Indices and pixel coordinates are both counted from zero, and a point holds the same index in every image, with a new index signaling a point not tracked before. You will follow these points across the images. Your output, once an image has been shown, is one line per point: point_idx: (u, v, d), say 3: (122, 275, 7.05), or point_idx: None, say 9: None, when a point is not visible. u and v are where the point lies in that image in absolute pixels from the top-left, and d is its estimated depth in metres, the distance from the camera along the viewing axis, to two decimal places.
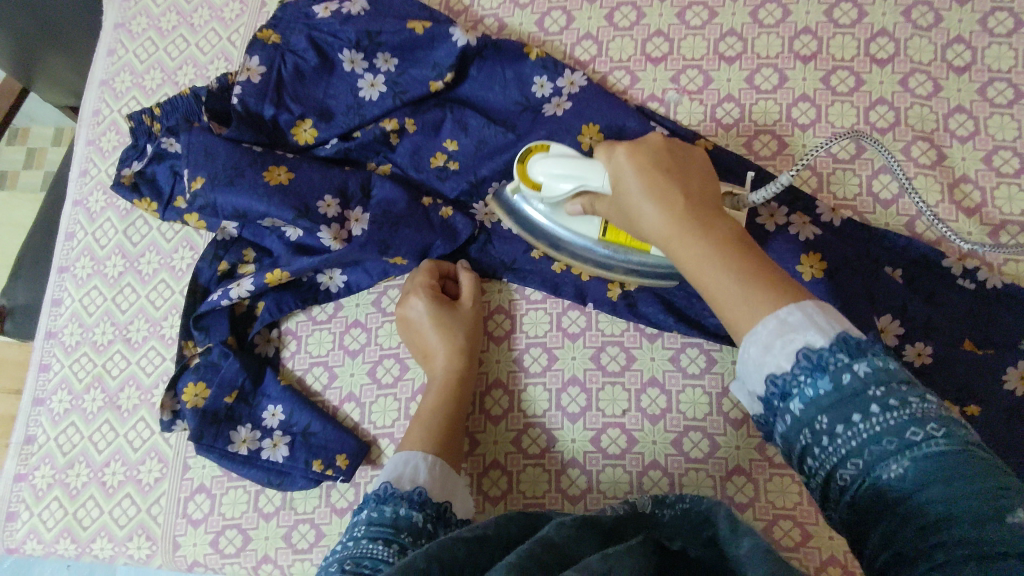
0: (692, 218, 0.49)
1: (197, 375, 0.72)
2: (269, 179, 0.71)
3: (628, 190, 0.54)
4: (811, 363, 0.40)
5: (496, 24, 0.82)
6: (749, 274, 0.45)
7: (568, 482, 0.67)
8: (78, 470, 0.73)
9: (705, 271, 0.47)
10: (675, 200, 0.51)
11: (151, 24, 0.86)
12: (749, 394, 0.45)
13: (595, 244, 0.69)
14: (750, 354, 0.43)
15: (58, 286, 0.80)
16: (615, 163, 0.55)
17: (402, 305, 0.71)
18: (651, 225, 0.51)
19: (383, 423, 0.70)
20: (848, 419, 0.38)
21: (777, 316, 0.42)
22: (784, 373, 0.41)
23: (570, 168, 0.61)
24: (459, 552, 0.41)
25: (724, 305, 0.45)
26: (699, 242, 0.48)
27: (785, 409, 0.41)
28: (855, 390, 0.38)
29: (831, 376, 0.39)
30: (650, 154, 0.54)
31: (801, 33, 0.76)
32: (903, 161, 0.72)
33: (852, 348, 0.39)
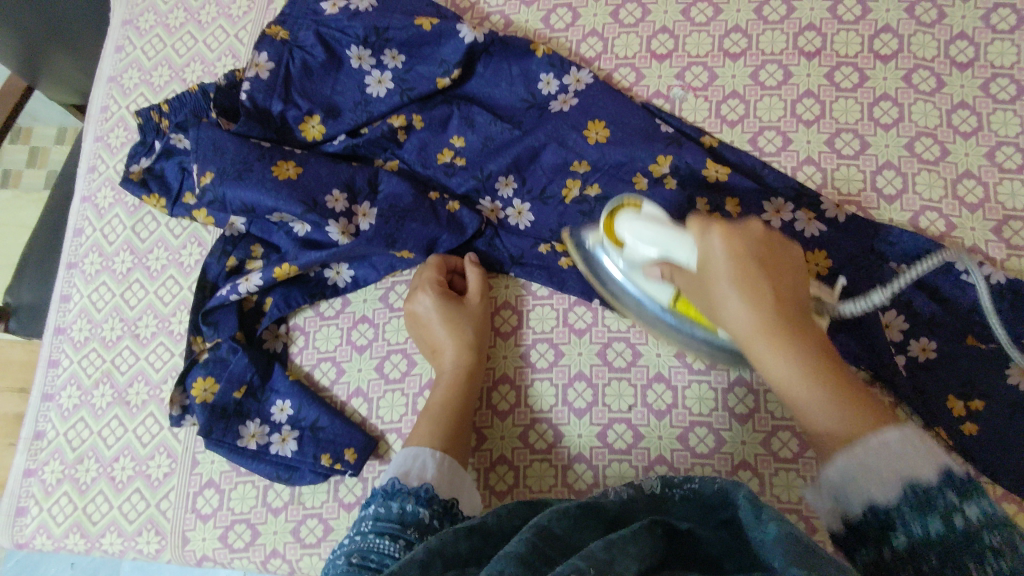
0: (784, 326, 0.46)
1: (205, 370, 0.72)
2: (277, 173, 0.71)
3: (717, 277, 0.50)
4: (917, 500, 0.37)
5: (502, 21, 0.82)
6: (845, 396, 0.44)
7: (574, 477, 0.68)
8: (87, 465, 0.73)
9: (798, 388, 0.45)
10: (766, 298, 0.47)
11: (158, 21, 0.87)
12: (830, 511, 0.43)
13: (664, 311, 0.65)
14: (842, 477, 0.41)
15: (66, 283, 0.80)
16: (706, 244, 0.51)
17: (411, 301, 0.71)
18: (735, 321, 0.48)
19: (390, 418, 0.71)
20: (957, 563, 0.35)
21: (880, 440, 0.40)
22: (882, 504, 0.39)
23: (658, 233, 0.59)
24: (463, 547, 0.42)
25: (819, 427, 0.44)
26: (792, 355, 0.45)
27: (883, 541, 0.39)
28: (968, 533, 0.35)
29: (940, 516, 0.36)
30: (746, 242, 0.50)
31: (805, 29, 0.77)
32: (907, 157, 0.72)
33: (961, 488, 0.37)
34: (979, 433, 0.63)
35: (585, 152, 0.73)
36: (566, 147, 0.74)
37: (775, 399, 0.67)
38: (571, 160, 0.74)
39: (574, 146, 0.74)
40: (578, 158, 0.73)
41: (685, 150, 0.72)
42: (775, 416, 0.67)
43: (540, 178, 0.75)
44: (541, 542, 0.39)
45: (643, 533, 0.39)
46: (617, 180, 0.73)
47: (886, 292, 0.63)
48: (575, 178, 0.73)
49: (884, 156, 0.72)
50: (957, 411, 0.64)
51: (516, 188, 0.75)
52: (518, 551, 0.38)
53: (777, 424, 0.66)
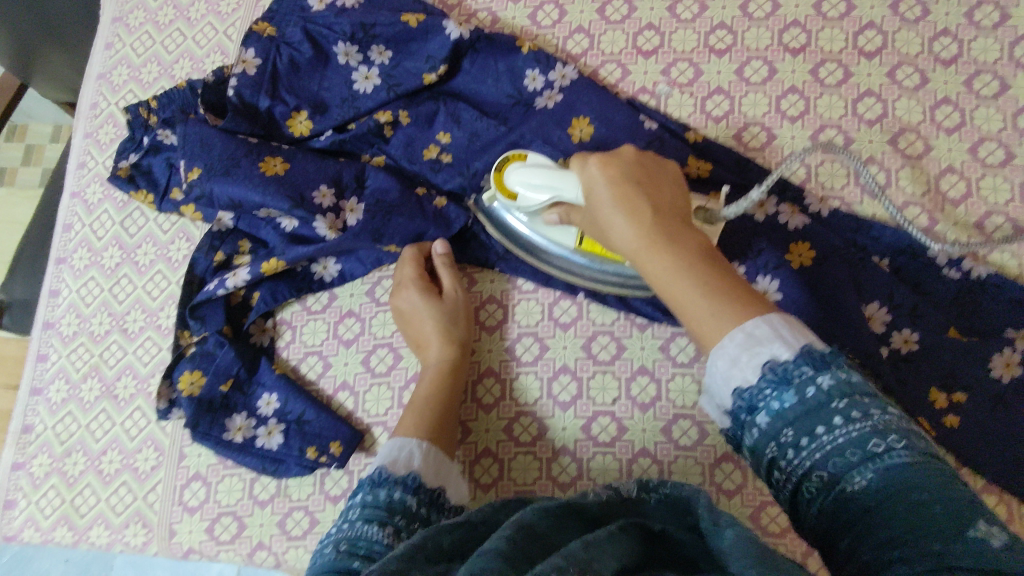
0: (660, 234, 0.48)
1: (192, 363, 0.73)
2: (264, 169, 0.72)
3: (600, 203, 0.53)
4: (776, 376, 0.40)
5: (489, 18, 0.83)
6: (714, 287, 0.45)
7: (559, 470, 0.68)
8: (75, 458, 0.74)
9: (671, 284, 0.46)
10: (644, 213, 0.50)
11: (147, 18, 0.87)
12: (716, 408, 0.45)
13: (572, 254, 0.70)
14: (716, 367, 0.43)
15: (55, 278, 0.80)
16: (588, 175, 0.54)
17: (396, 296, 0.72)
18: (620, 236, 0.50)
19: (377, 411, 0.71)
20: (810, 430, 0.38)
21: (743, 326, 0.42)
22: (748, 386, 0.41)
23: (545, 178, 0.61)
24: (446, 540, 0.43)
25: (693, 322, 0.45)
26: (666, 258, 0.47)
27: (751, 422, 0.41)
28: (817, 402, 0.38)
29: (795, 388, 0.39)
30: (623, 169, 0.54)
31: (790, 26, 0.77)
32: (890, 153, 0.73)
33: (817, 361, 0.39)
34: (961, 424, 0.64)
35: (571, 147, 0.74)
36: (551, 143, 0.74)
37: None
38: (557, 155, 0.74)
39: (559, 143, 0.74)
40: (563, 154, 0.74)
41: (669, 146, 0.72)
42: None
43: None
44: (517, 537, 0.40)
45: (616, 535, 0.40)
46: None
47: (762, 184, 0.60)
48: None
49: (867, 152, 0.73)
50: (939, 403, 0.64)
51: None
52: (498, 546, 0.39)
53: None
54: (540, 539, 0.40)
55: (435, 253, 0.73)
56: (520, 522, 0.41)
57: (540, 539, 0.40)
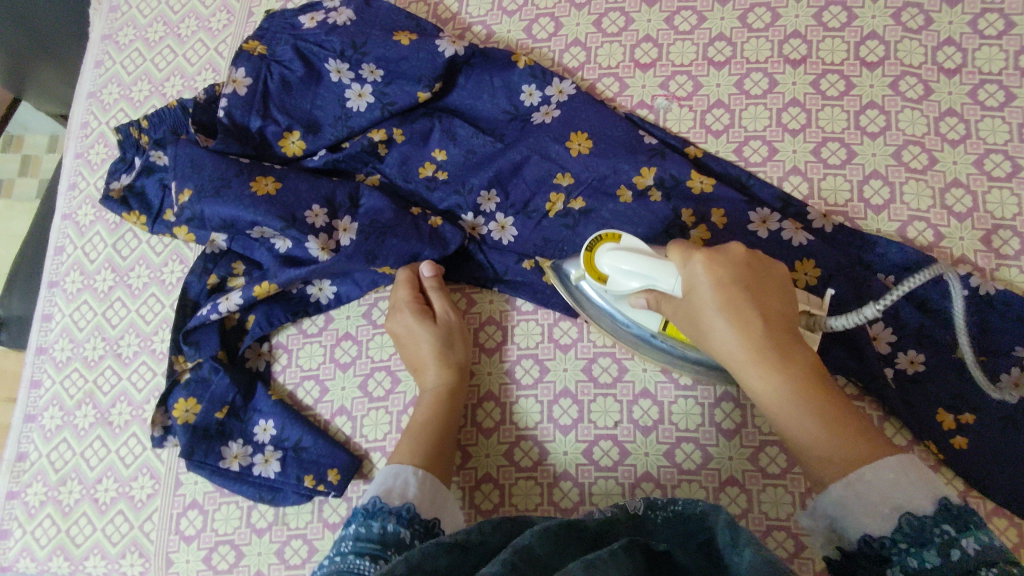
0: (776, 355, 0.49)
1: (187, 391, 0.72)
2: (255, 189, 0.70)
3: (703, 305, 0.51)
4: (912, 533, 0.42)
5: (484, 31, 0.81)
6: (832, 425, 0.48)
7: (560, 495, 0.67)
8: (70, 487, 0.73)
9: (792, 418, 0.48)
10: (755, 327, 0.50)
11: (137, 36, 0.86)
12: (829, 538, 0.47)
13: (654, 336, 0.64)
14: (834, 506, 0.46)
15: (48, 302, 0.79)
16: (690, 272, 0.52)
17: (390, 320, 0.71)
18: (724, 348, 0.51)
19: (375, 436, 0.70)
20: None
21: (874, 469, 0.45)
22: (877, 537, 0.43)
23: (637, 265, 0.56)
24: (442, 562, 0.42)
25: (806, 450, 0.49)
26: (781, 382, 0.49)
27: (879, 570, 0.43)
28: (965, 568, 0.39)
29: (937, 548, 0.40)
30: (730, 268, 0.51)
31: (790, 37, 0.76)
32: (894, 166, 0.71)
33: (959, 523, 0.41)
34: (970, 446, 0.62)
35: (568, 164, 0.72)
36: (548, 160, 0.73)
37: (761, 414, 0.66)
38: (555, 173, 0.73)
39: (557, 158, 0.73)
40: (561, 171, 0.72)
41: (669, 162, 0.71)
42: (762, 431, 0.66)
43: (522, 191, 0.73)
44: (518, 560, 0.39)
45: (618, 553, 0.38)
46: (600, 193, 0.72)
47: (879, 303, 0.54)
48: (559, 192, 0.72)
49: (870, 165, 0.71)
50: (947, 424, 0.63)
51: (499, 202, 0.74)
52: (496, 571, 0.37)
53: (764, 439, 0.66)
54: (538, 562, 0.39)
55: (424, 276, 0.72)
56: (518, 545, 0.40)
57: (537, 560, 0.39)
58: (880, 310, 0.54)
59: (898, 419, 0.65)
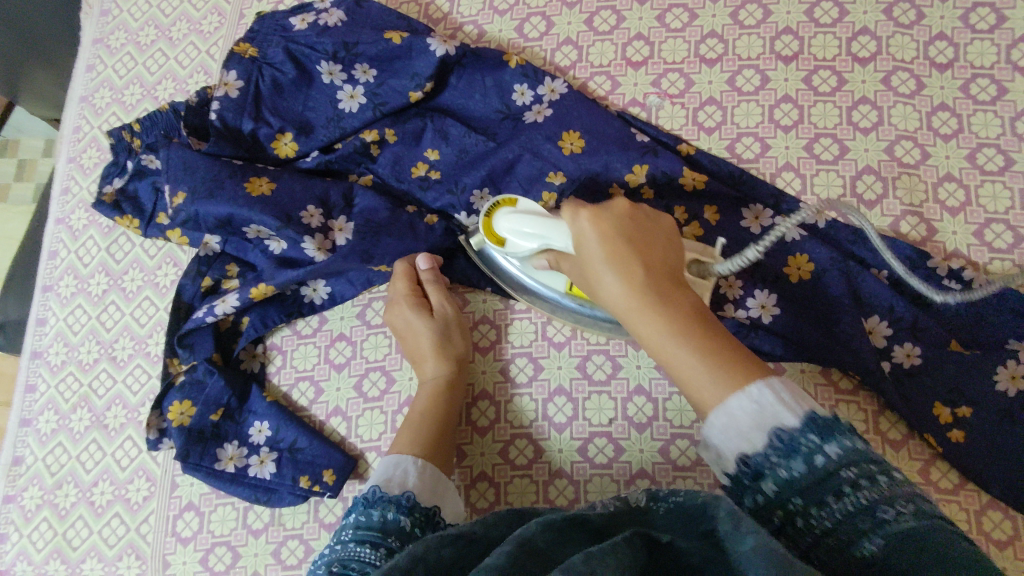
0: (654, 295, 0.49)
1: (182, 393, 0.72)
2: (249, 189, 0.71)
3: (591, 257, 0.53)
4: (781, 446, 0.40)
5: (475, 31, 0.81)
6: (707, 351, 0.45)
7: (556, 492, 0.67)
8: (66, 490, 0.73)
9: (669, 351, 0.46)
10: (636, 273, 0.50)
11: (128, 39, 0.86)
12: (717, 468, 0.45)
13: (563, 296, 0.68)
14: (717, 432, 0.43)
15: (42, 306, 0.79)
16: (579, 228, 0.54)
17: (389, 313, 0.71)
18: (612, 298, 0.51)
19: (370, 436, 0.70)
20: (820, 501, 0.39)
21: (748, 394, 0.42)
22: (751, 455, 0.41)
23: (535, 226, 0.60)
24: (443, 554, 0.41)
25: (692, 389, 0.45)
26: (658, 318, 0.47)
27: (757, 488, 0.41)
28: (828, 470, 0.39)
29: (803, 458, 0.40)
30: (613, 221, 0.54)
31: (782, 33, 0.76)
32: (887, 161, 0.71)
33: (821, 428, 0.40)
34: (967, 439, 0.62)
35: (560, 163, 0.72)
36: (541, 158, 0.73)
37: None
38: (547, 172, 0.73)
39: (549, 157, 0.73)
40: (553, 169, 0.72)
41: (661, 159, 0.71)
42: None
43: (515, 190, 0.73)
44: (518, 551, 0.38)
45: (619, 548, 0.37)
46: (593, 191, 0.72)
47: (761, 245, 0.57)
48: (552, 190, 0.72)
49: (863, 161, 0.71)
50: (943, 418, 0.63)
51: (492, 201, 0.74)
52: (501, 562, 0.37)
53: None
54: (540, 554, 0.39)
55: (421, 269, 0.72)
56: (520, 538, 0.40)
57: (539, 553, 0.39)
58: (761, 252, 0.57)
59: (894, 413, 0.65)
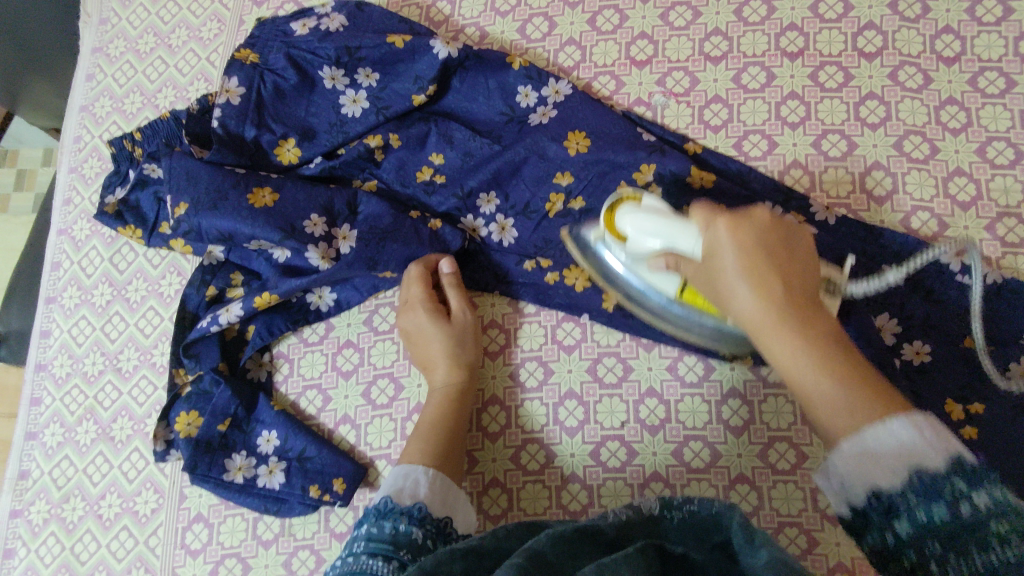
0: (795, 315, 0.45)
1: (189, 404, 0.71)
2: (252, 201, 0.70)
3: (722, 267, 0.50)
4: (923, 487, 0.37)
5: (477, 33, 0.81)
6: (850, 383, 0.42)
7: (569, 498, 0.66)
8: (73, 503, 0.72)
9: (808, 379, 0.44)
10: (776, 288, 0.47)
11: (128, 48, 0.85)
12: (836, 497, 0.43)
13: (671, 301, 0.64)
14: (849, 465, 0.41)
15: (46, 318, 0.79)
16: (712, 235, 0.51)
17: (403, 317, 0.71)
18: (744, 312, 0.48)
19: (379, 444, 0.69)
20: (963, 552, 0.35)
21: (888, 429, 0.40)
22: (886, 491, 0.39)
23: (660, 225, 0.58)
24: (455, 570, 0.41)
25: (824, 416, 0.43)
26: (798, 339, 0.44)
27: (886, 526, 0.39)
28: (974, 521, 0.35)
29: (947, 502, 0.36)
30: (754, 229, 0.50)
31: (787, 29, 0.75)
32: (896, 157, 0.71)
33: (971, 475, 0.36)
34: (978, 437, 0.61)
35: (567, 164, 0.72)
36: (547, 161, 0.72)
37: (769, 410, 0.66)
38: (554, 173, 0.72)
39: (555, 159, 0.72)
40: (559, 171, 0.72)
41: (669, 158, 0.70)
42: (770, 428, 0.65)
43: (522, 193, 0.73)
44: (530, 564, 0.38)
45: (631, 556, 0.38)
46: (601, 191, 0.71)
47: None
48: (559, 191, 0.72)
49: (871, 157, 0.71)
50: (956, 415, 0.62)
51: (499, 204, 0.73)
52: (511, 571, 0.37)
53: (772, 435, 0.65)
54: (551, 566, 0.39)
55: (443, 273, 0.71)
56: (529, 549, 0.40)
57: (551, 563, 0.39)
58: None
59: None
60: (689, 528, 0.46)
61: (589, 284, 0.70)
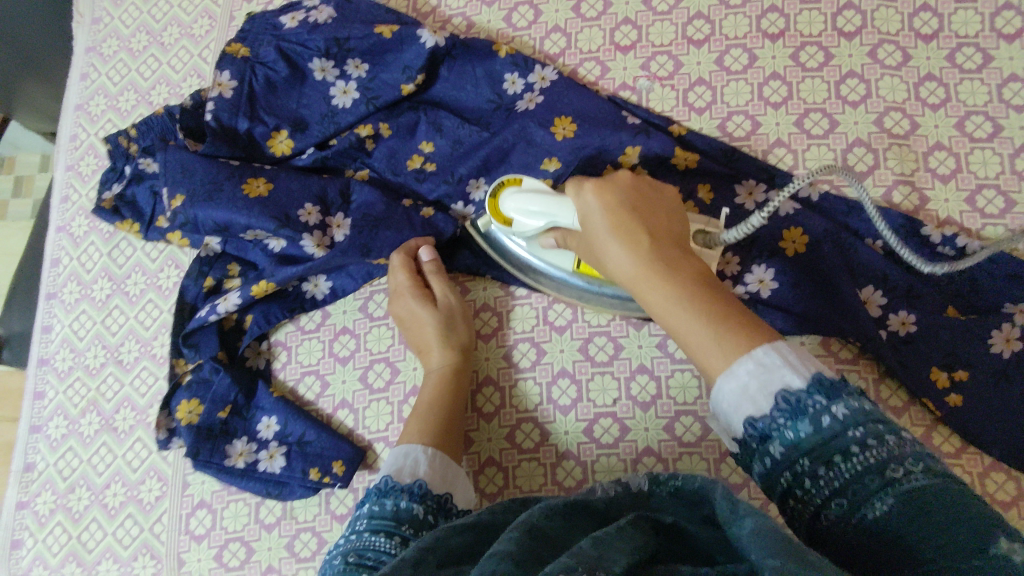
0: (663, 265, 0.47)
1: (189, 392, 0.72)
2: (247, 191, 0.71)
3: (596, 230, 0.51)
4: (789, 407, 0.40)
5: (464, 23, 0.82)
6: (717, 318, 0.44)
7: (564, 474, 0.68)
8: (79, 494, 0.74)
9: (679, 319, 0.45)
10: (641, 242, 0.49)
11: (121, 46, 0.87)
12: (725, 435, 0.45)
13: (571, 276, 0.69)
14: (726, 397, 0.42)
15: (47, 314, 0.80)
16: (584, 204, 0.53)
17: (394, 304, 0.72)
18: (618, 268, 0.49)
19: (377, 427, 0.71)
20: (828, 462, 0.38)
21: (755, 357, 0.41)
22: (760, 417, 0.41)
23: (543, 204, 0.60)
24: (458, 542, 0.42)
25: (699, 355, 0.44)
26: (669, 286, 0.46)
27: (764, 451, 0.41)
28: (835, 431, 0.38)
29: (808, 418, 0.39)
30: (618, 195, 0.52)
31: (768, 11, 0.77)
32: (876, 133, 0.72)
33: (828, 390, 0.40)
34: (964, 404, 0.63)
35: (554, 149, 0.73)
36: (534, 146, 0.74)
37: None
38: (541, 158, 0.74)
39: (543, 144, 0.73)
40: (548, 156, 0.73)
41: (653, 141, 0.71)
42: None
43: (511, 178, 0.74)
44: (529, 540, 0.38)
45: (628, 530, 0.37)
46: (588, 174, 0.73)
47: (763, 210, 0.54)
48: (547, 176, 0.73)
49: (853, 134, 0.72)
50: (941, 383, 0.64)
51: (488, 190, 0.75)
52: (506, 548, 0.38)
53: None
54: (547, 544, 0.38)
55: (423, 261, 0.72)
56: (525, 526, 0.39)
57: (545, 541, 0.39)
58: (765, 217, 0.55)
59: (895, 380, 0.66)
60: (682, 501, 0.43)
61: None
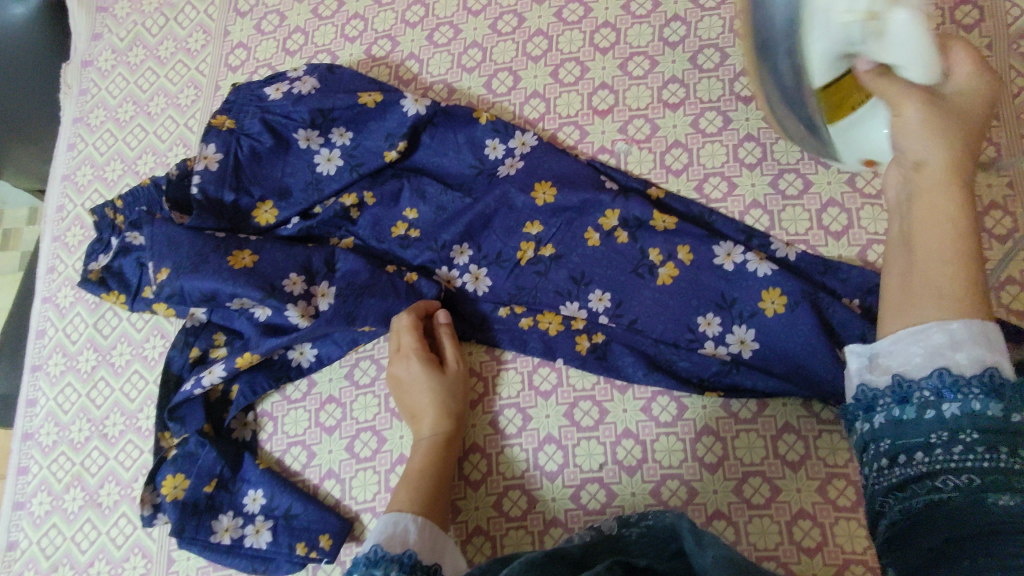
0: (966, 175, 0.49)
1: (175, 467, 0.72)
2: (232, 263, 0.72)
3: (944, 111, 0.51)
4: (988, 382, 0.41)
5: (445, 89, 0.84)
6: (970, 274, 0.46)
7: (551, 543, 0.68)
8: (62, 572, 0.73)
9: (939, 237, 0.47)
10: (968, 148, 0.50)
11: (108, 117, 0.88)
12: (879, 363, 0.46)
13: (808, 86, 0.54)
14: (922, 344, 0.44)
15: (31, 386, 0.80)
16: (961, 77, 0.53)
17: (394, 364, 0.72)
18: (924, 152, 0.50)
19: (364, 498, 0.70)
20: (994, 447, 0.40)
21: (946, 329, 0.44)
22: (954, 370, 0.42)
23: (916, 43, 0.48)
24: None
25: (920, 280, 0.47)
26: (963, 200, 0.48)
27: (929, 404, 0.42)
28: (1014, 429, 0.40)
29: (1000, 405, 0.41)
30: (981, 100, 0.52)
31: (739, 75, 0.79)
32: (849, 193, 0.73)
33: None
34: None
35: (536, 213, 0.75)
36: (516, 211, 0.75)
37: (742, 445, 0.68)
38: (524, 223, 0.75)
39: (524, 209, 0.75)
40: (529, 220, 0.75)
41: (632, 205, 0.73)
42: (744, 463, 0.67)
43: (494, 243, 0.75)
44: None
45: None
46: (570, 237, 0.74)
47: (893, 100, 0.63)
48: (529, 239, 0.75)
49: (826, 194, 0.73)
50: None
51: (472, 254, 0.76)
52: None
53: (746, 470, 0.67)
54: None
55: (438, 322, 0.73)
56: None
57: None
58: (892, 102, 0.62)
59: None
60: (649, 540, 0.52)
61: (563, 328, 0.73)
